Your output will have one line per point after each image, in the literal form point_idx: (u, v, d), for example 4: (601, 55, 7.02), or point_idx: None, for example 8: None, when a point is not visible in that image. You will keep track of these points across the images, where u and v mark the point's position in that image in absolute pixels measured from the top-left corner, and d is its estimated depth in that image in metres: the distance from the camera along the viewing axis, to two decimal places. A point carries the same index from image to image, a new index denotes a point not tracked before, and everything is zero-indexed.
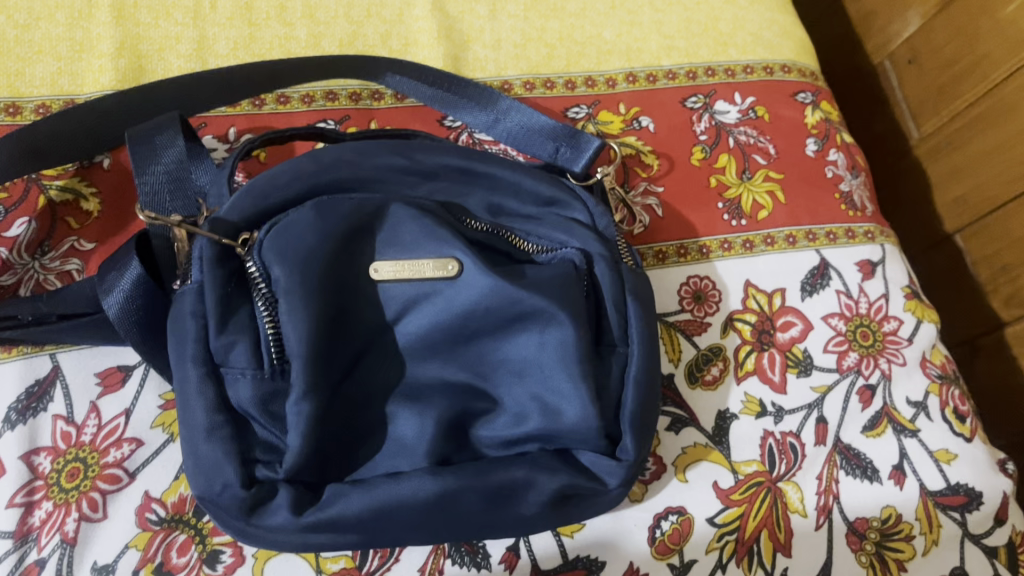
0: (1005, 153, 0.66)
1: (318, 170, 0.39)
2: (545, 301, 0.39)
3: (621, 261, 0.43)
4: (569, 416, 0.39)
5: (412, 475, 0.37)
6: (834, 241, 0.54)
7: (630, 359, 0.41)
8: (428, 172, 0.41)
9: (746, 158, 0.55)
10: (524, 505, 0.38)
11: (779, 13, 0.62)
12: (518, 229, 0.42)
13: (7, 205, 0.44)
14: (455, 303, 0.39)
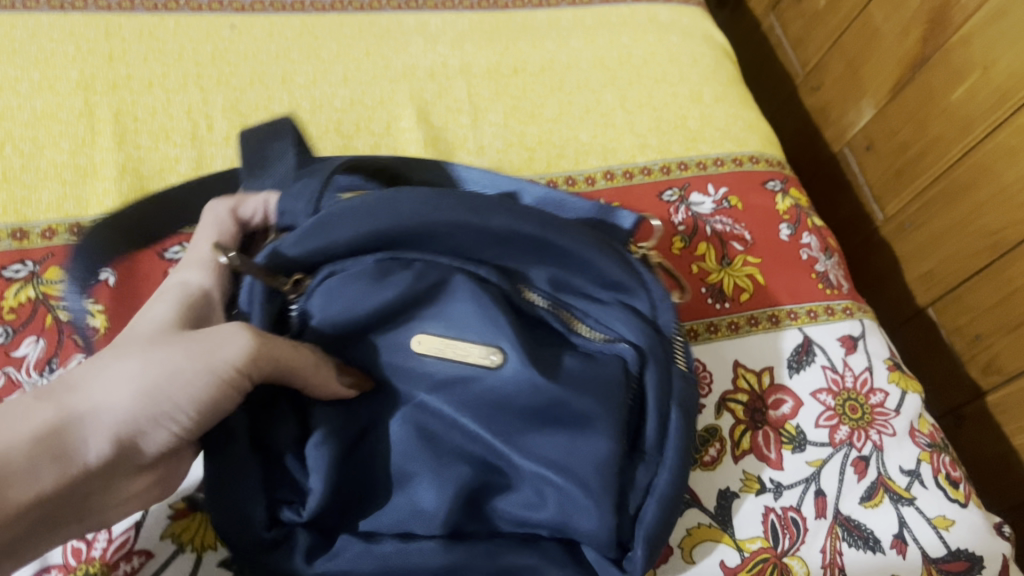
0: (965, 228, 0.69)
1: (390, 213, 0.37)
2: (582, 403, 0.38)
3: (668, 368, 0.41)
4: (585, 521, 0.38)
5: (423, 541, 0.39)
6: (815, 319, 0.56)
7: (659, 471, 0.39)
8: (502, 237, 0.38)
9: (724, 246, 0.58)
10: None
11: (743, 109, 0.66)
12: (579, 308, 0.41)
13: (14, 324, 0.46)
14: (489, 391, 0.39)
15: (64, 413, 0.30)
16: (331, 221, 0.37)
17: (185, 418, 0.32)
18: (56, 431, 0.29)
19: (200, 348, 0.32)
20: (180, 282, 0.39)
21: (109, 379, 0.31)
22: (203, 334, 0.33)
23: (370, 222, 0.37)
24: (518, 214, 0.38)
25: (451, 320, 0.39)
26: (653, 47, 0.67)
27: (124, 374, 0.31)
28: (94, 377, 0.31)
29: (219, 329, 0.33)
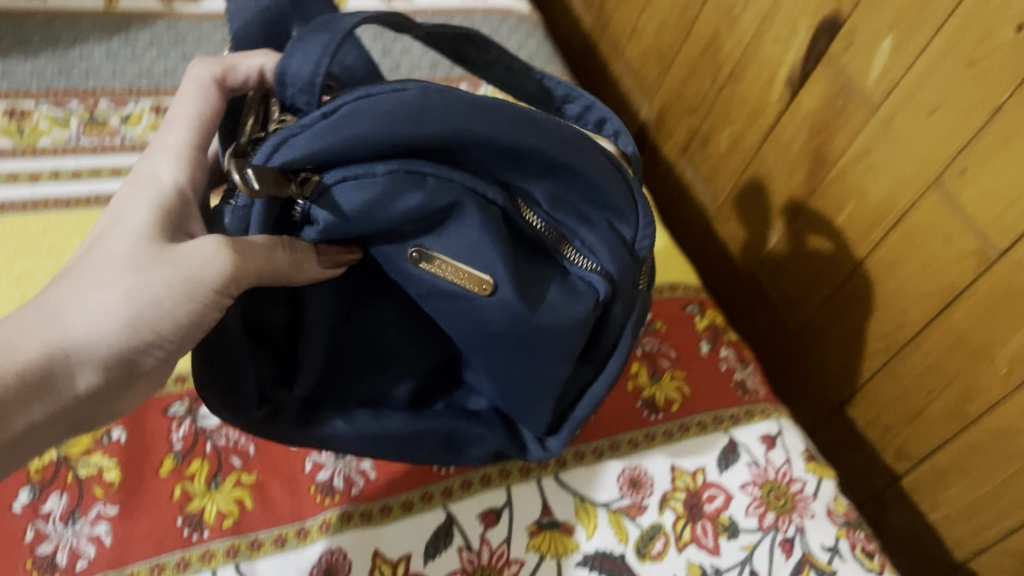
0: (866, 332, 0.79)
1: (420, 118, 0.39)
2: (566, 330, 0.46)
3: (629, 295, 0.51)
4: (530, 418, 0.52)
5: (395, 416, 0.50)
6: (737, 421, 0.65)
7: (602, 381, 0.53)
8: (518, 156, 0.43)
9: (654, 363, 0.67)
10: (469, 451, 0.53)
11: (662, 244, 0.76)
12: (569, 228, 0.48)
13: (39, 483, 0.52)
14: (477, 312, 0.44)
15: (53, 345, 0.37)
16: (354, 119, 0.38)
17: (167, 339, 0.40)
18: (52, 360, 0.37)
19: (178, 270, 0.39)
20: (151, 177, 0.43)
21: (98, 307, 0.38)
22: (176, 257, 0.40)
23: (396, 126, 0.38)
24: (529, 130, 0.42)
25: (449, 240, 0.43)
26: None
27: (107, 302, 0.39)
28: (83, 308, 0.38)
29: (189, 248, 0.40)
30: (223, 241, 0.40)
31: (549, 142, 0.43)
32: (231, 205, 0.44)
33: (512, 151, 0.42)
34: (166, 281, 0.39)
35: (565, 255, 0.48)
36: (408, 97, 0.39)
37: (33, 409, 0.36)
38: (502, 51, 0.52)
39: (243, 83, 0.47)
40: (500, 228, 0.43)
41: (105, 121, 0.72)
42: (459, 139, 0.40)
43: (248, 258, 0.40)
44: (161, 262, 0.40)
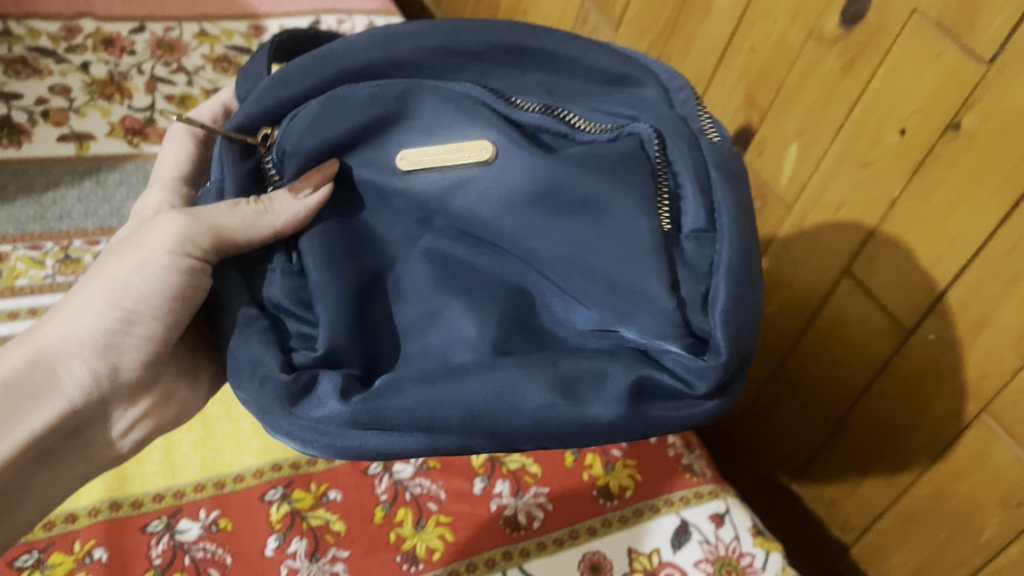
0: (803, 409, 0.85)
1: (351, 49, 0.53)
2: (603, 187, 0.48)
3: (689, 137, 0.50)
4: (642, 313, 0.46)
5: (477, 373, 0.45)
6: (688, 503, 0.70)
7: (721, 245, 0.47)
8: (472, 50, 0.53)
9: (607, 453, 0.72)
10: (601, 397, 0.45)
11: None
12: (578, 110, 0.52)
13: None
14: (493, 186, 0.50)
15: (39, 348, 0.54)
16: (296, 66, 0.53)
17: (137, 313, 0.55)
18: (34, 363, 0.53)
19: (137, 253, 0.55)
20: (137, 215, 0.63)
21: (87, 304, 0.55)
22: (140, 244, 0.55)
23: (332, 58, 0.53)
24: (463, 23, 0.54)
25: (433, 138, 0.51)
26: None
27: (90, 297, 0.55)
28: (70, 311, 0.56)
29: (150, 231, 0.55)
30: (175, 214, 0.54)
31: (496, 30, 0.54)
32: (212, 184, 0.55)
33: (463, 44, 0.53)
34: (129, 266, 0.55)
35: (585, 129, 0.51)
36: (338, 42, 0.53)
37: (48, 398, 0.54)
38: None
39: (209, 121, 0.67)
40: (484, 107, 0.51)
41: (79, 258, 0.77)
42: (398, 49, 0.53)
43: (213, 216, 0.51)
44: (126, 254, 0.56)
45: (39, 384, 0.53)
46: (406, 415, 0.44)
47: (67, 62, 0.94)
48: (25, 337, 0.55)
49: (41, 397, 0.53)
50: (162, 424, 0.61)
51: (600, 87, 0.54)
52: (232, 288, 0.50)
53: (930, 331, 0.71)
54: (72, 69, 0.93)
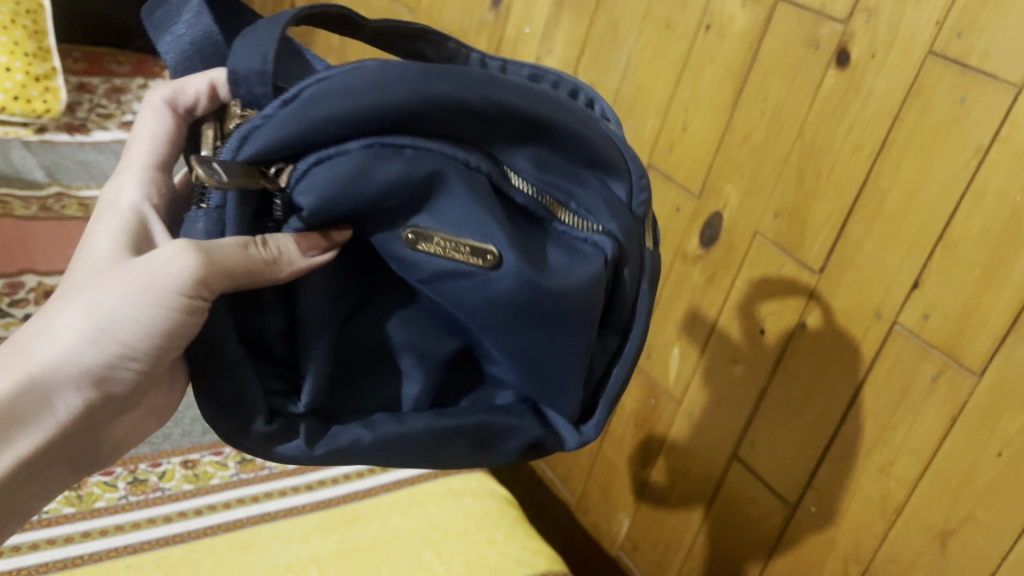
0: None
1: (380, 89, 0.44)
2: (585, 303, 0.49)
3: (637, 248, 0.54)
4: (560, 399, 0.52)
5: (415, 419, 0.50)
6: None
7: (623, 357, 0.55)
8: (486, 117, 0.47)
9: None
10: (504, 446, 0.53)
11: (527, 540, 0.88)
12: (559, 195, 0.51)
13: None
14: (487, 286, 0.47)
15: (28, 375, 0.45)
16: (317, 101, 0.44)
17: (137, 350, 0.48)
18: (24, 393, 0.45)
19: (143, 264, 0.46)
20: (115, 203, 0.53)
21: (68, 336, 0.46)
22: (139, 267, 0.46)
23: (360, 97, 0.44)
24: (493, 86, 0.47)
25: (440, 212, 0.47)
26: (453, 507, 0.90)
27: (74, 327, 0.46)
28: (47, 339, 0.46)
29: (150, 257, 0.46)
30: (183, 242, 0.46)
31: (520, 101, 0.48)
32: (206, 208, 0.48)
33: (485, 112, 0.47)
34: (127, 294, 0.47)
35: (560, 219, 0.51)
36: (365, 74, 0.44)
37: (21, 442, 0.46)
38: (457, 44, 0.59)
39: (191, 99, 0.56)
40: (491, 195, 0.48)
41: None
42: (430, 101, 0.45)
43: (215, 257, 0.44)
44: (129, 271, 0.47)
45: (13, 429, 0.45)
46: (363, 455, 0.49)
47: (10, 315, 0.99)
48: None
49: (25, 433, 0.45)
50: (138, 431, 0.55)
51: (583, 162, 0.52)
52: (219, 320, 0.47)
53: (811, 504, 0.80)
54: (15, 322, 0.99)
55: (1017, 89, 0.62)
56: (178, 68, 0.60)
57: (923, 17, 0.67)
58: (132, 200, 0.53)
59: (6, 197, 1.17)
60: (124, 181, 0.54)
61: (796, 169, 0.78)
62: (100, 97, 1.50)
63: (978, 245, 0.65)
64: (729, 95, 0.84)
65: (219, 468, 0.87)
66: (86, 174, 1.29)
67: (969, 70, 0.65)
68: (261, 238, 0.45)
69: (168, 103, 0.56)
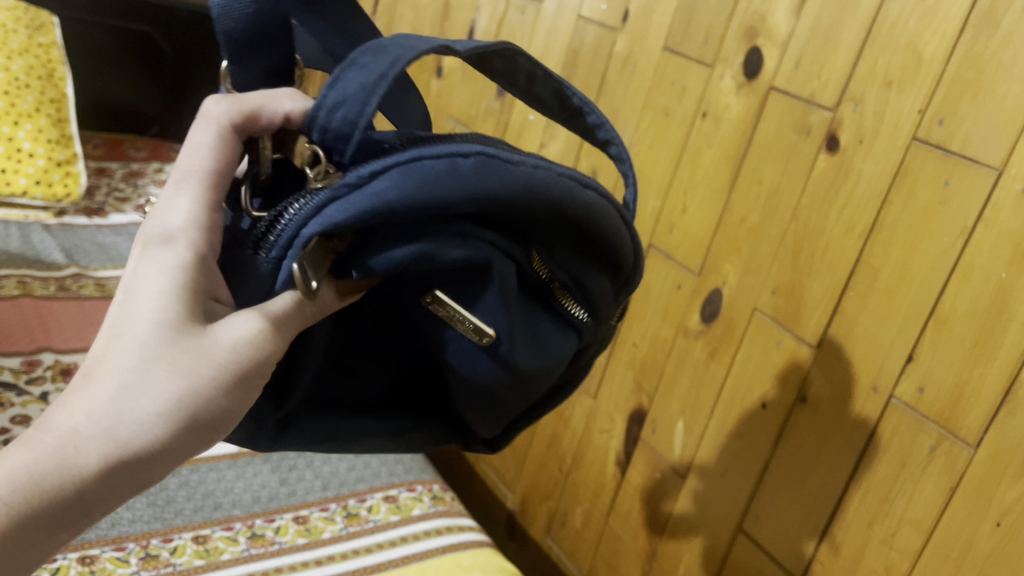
0: None
1: (459, 187, 0.42)
2: (549, 374, 0.52)
3: (602, 330, 0.55)
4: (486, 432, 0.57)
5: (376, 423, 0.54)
6: None
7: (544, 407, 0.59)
8: (532, 217, 0.46)
9: None
10: (424, 445, 0.57)
11: None
12: (564, 279, 0.51)
13: None
14: (473, 354, 0.49)
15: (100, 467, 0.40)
16: (400, 189, 0.41)
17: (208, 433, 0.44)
18: (96, 487, 0.40)
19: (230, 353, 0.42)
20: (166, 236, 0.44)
21: (147, 418, 0.41)
22: (227, 350, 0.42)
23: (441, 191, 0.42)
24: (558, 193, 0.46)
25: (459, 287, 0.47)
26: None
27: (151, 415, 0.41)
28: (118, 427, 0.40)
29: (243, 336, 0.43)
30: (263, 328, 0.43)
31: (574, 210, 0.47)
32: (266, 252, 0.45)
33: (533, 212, 0.46)
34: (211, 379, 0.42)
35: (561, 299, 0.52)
36: (450, 170, 0.42)
37: (71, 530, 0.41)
38: (529, 59, 0.53)
39: (262, 127, 0.46)
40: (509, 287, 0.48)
41: None
42: (492, 204, 0.44)
43: (285, 333, 0.44)
44: (214, 354, 0.42)
45: (76, 517, 0.40)
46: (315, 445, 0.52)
47: (27, 393, 1.00)
48: (39, 442, 0.39)
49: (83, 519, 0.41)
50: None
51: (609, 258, 0.52)
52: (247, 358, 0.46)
53: None
54: (32, 399, 1.00)
55: (997, 173, 0.66)
56: (239, 82, 0.49)
57: (906, 106, 0.72)
58: (189, 237, 0.44)
59: (26, 278, 1.21)
60: (176, 216, 0.45)
61: (791, 249, 0.82)
62: (119, 180, 1.55)
63: (967, 319, 0.68)
64: (726, 178, 0.88)
65: (230, 543, 0.88)
66: (103, 255, 1.33)
67: (952, 155, 0.68)
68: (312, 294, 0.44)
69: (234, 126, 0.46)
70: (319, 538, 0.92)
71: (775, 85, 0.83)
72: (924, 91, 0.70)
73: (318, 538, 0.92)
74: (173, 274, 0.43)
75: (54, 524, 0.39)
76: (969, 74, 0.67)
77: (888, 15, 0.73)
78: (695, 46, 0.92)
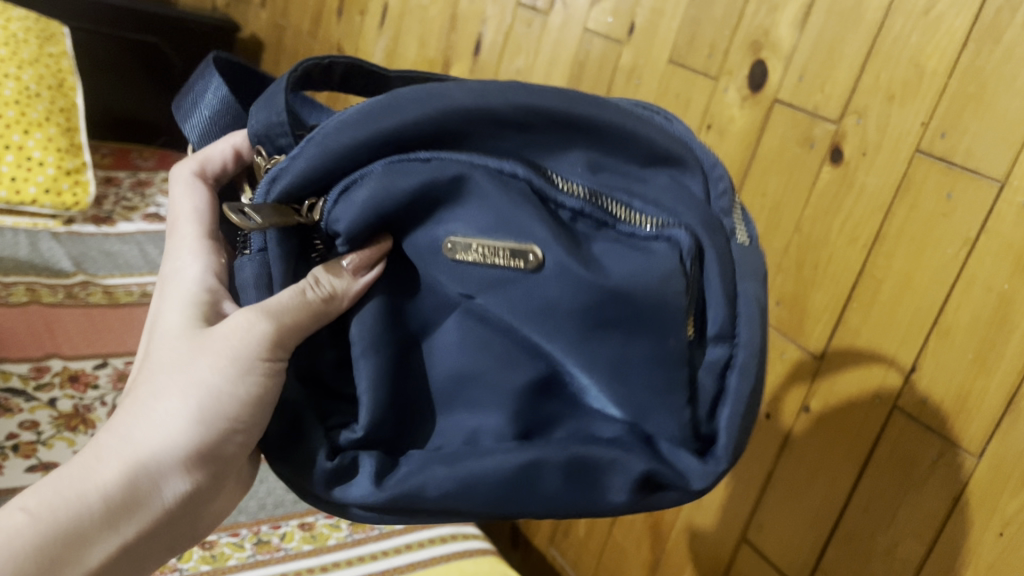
0: None
1: (394, 110, 0.47)
2: (657, 296, 0.46)
3: (725, 240, 0.48)
4: (661, 417, 0.47)
5: (495, 455, 0.46)
6: None
7: (732, 372, 0.47)
8: (523, 124, 0.48)
9: None
10: (611, 487, 0.47)
11: None
12: (621, 197, 0.49)
13: None
14: (538, 290, 0.47)
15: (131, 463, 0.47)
16: (331, 134, 0.47)
17: (233, 423, 0.49)
18: (130, 481, 0.47)
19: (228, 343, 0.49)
20: (177, 275, 0.55)
21: (163, 418, 0.48)
22: (225, 343, 0.49)
23: (373, 123, 0.46)
24: (531, 93, 0.48)
25: (475, 220, 0.48)
26: None
27: (170, 412, 0.48)
28: (146, 429, 0.48)
29: (235, 324, 0.49)
30: (254, 313, 0.49)
31: (556, 101, 0.48)
32: (251, 254, 0.52)
33: (515, 119, 0.48)
34: (216, 370, 0.49)
35: (629, 223, 0.48)
36: (380, 101, 0.47)
37: (124, 530, 0.47)
38: None
39: (219, 163, 0.60)
40: (533, 201, 0.47)
41: None
42: (450, 116, 0.47)
43: (286, 320, 0.48)
44: (213, 350, 0.49)
45: (113, 518, 0.46)
46: (439, 497, 0.46)
47: (36, 399, 1.01)
48: (76, 458, 0.47)
49: (133, 520, 0.47)
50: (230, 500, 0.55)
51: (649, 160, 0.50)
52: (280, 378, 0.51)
53: None
54: (40, 405, 1.01)
55: (999, 185, 0.66)
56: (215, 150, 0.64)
57: (909, 119, 0.73)
58: (192, 289, 0.54)
59: (34, 285, 1.22)
60: (180, 258, 0.56)
61: (795, 260, 0.83)
62: (126, 190, 1.56)
63: (970, 330, 0.69)
64: None
65: (236, 549, 0.88)
66: (111, 263, 1.34)
67: (955, 167, 0.69)
68: (312, 281, 0.48)
69: (197, 174, 0.60)
70: (325, 544, 0.92)
71: (780, 98, 0.84)
72: (927, 104, 0.71)
73: (323, 545, 0.92)
74: (177, 297, 0.53)
75: (96, 526, 0.45)
76: (971, 88, 0.68)
77: (892, 28, 0.74)
78: (700, 59, 0.93)
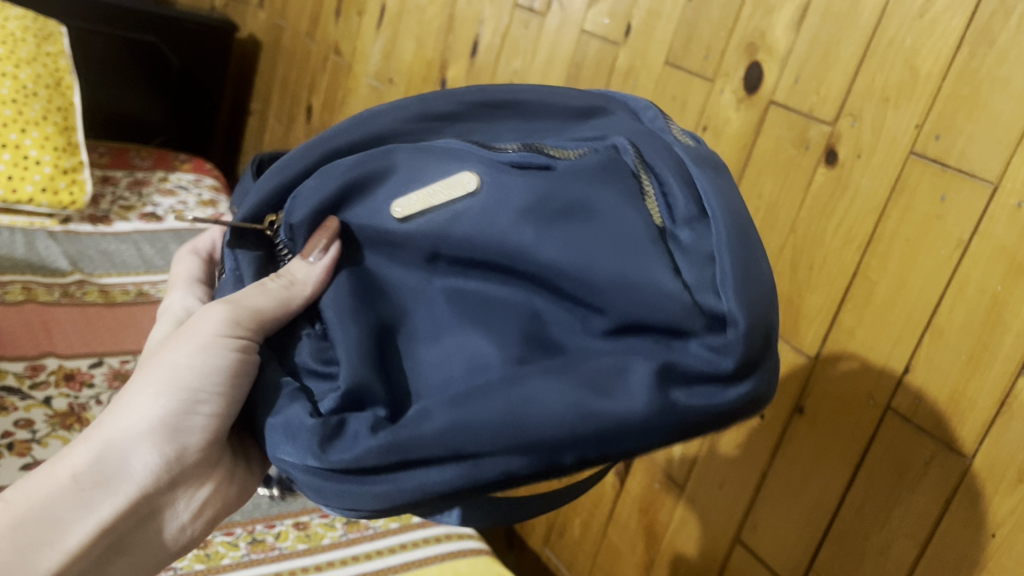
0: None
1: (336, 131, 0.57)
2: (589, 193, 0.48)
3: (662, 145, 0.51)
4: (663, 307, 0.44)
5: (491, 385, 0.44)
6: None
7: (719, 246, 0.45)
8: (444, 115, 0.56)
9: None
10: (627, 386, 0.43)
11: None
12: (554, 143, 0.53)
13: None
14: (489, 212, 0.49)
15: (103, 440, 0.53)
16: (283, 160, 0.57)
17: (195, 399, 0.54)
18: (101, 456, 0.52)
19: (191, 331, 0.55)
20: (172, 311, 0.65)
21: (134, 402, 0.54)
22: (190, 332, 0.56)
23: (316, 144, 0.56)
24: (445, 97, 0.57)
25: (423, 183, 0.52)
26: None
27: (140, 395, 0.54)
28: (118, 413, 0.54)
29: (198, 315, 0.56)
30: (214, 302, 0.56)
31: (471, 95, 0.57)
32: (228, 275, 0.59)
33: (444, 112, 0.56)
34: (180, 353, 0.55)
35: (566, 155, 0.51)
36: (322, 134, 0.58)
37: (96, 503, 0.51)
38: None
39: (208, 244, 0.73)
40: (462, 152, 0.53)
41: None
42: (377, 134, 0.56)
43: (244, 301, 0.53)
44: (179, 341, 0.56)
45: (85, 490, 0.51)
46: (437, 434, 0.44)
47: (31, 397, 1.01)
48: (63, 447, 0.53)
49: (104, 493, 0.51)
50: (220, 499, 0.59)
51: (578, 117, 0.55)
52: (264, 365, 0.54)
53: None
54: (36, 404, 1.01)
55: (992, 187, 0.67)
56: None
57: (903, 121, 0.73)
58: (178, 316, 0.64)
59: (30, 284, 1.22)
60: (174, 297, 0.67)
61: (789, 261, 0.83)
62: (123, 189, 1.56)
63: (963, 331, 0.69)
64: None
65: (230, 548, 0.88)
66: (107, 262, 1.34)
67: (948, 169, 0.69)
68: (275, 275, 0.54)
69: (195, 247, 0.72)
70: (319, 544, 0.92)
71: (775, 100, 0.84)
72: (921, 106, 0.71)
73: (318, 544, 0.92)
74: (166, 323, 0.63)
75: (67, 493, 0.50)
76: (965, 90, 0.68)
77: (887, 31, 0.74)
78: (697, 61, 0.93)
